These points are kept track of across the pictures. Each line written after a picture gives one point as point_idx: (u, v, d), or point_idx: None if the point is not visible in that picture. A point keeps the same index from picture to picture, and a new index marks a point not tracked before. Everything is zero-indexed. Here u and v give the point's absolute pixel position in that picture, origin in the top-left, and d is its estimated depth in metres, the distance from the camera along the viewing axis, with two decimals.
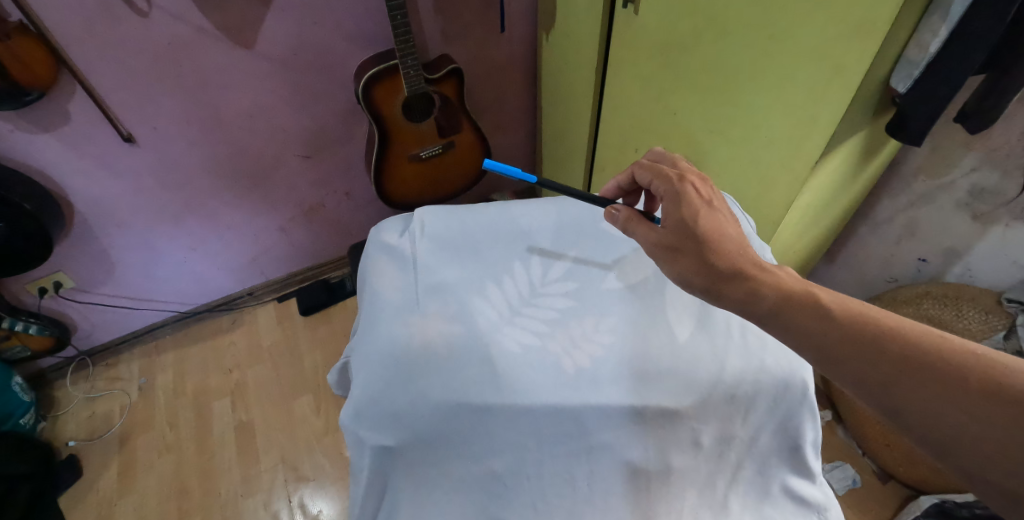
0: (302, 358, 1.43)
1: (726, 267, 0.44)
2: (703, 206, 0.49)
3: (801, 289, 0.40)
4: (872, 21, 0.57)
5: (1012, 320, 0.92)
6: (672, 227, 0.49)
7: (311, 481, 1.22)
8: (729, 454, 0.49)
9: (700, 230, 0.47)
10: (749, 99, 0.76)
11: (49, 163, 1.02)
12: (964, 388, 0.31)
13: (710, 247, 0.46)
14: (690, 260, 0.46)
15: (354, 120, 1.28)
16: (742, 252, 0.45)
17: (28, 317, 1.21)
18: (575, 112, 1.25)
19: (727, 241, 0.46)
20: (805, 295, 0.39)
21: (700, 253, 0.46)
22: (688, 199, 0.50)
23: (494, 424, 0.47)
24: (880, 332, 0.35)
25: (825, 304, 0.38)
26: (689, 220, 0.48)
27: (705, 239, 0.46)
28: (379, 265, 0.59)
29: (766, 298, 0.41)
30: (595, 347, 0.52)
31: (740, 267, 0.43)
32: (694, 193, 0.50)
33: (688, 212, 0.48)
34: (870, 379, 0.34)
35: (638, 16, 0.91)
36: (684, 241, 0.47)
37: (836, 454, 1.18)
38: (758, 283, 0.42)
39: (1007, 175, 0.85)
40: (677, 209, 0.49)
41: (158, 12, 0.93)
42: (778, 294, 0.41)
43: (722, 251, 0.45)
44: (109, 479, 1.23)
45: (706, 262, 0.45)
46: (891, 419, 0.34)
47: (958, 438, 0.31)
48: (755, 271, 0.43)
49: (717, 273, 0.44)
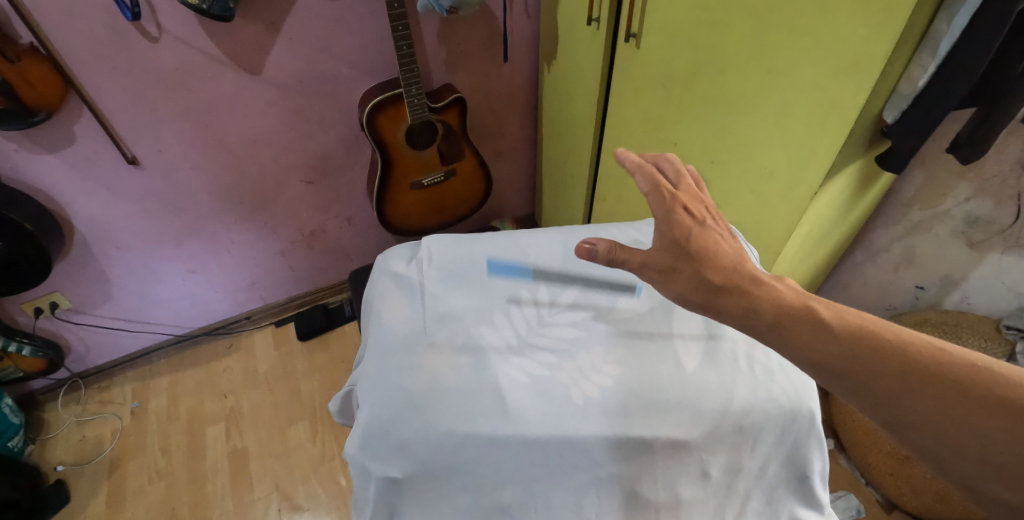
0: (299, 383, 1.42)
1: (721, 281, 0.43)
2: (694, 226, 0.46)
3: (802, 304, 0.39)
4: (868, 56, 0.59)
5: (1011, 347, 0.92)
6: (664, 247, 0.46)
7: (306, 510, 1.19)
8: (737, 485, 0.49)
9: (695, 249, 0.45)
10: (748, 131, 0.78)
11: (54, 184, 1.03)
12: (968, 399, 0.32)
13: (705, 266, 0.44)
14: (687, 279, 0.44)
15: (358, 146, 1.30)
16: (738, 267, 0.43)
17: (23, 338, 1.20)
18: (575, 141, 1.27)
19: (723, 259, 0.44)
20: (804, 310, 0.39)
21: (697, 273, 0.44)
22: (678, 219, 0.46)
23: (503, 455, 0.46)
24: (883, 346, 0.35)
25: (827, 318, 0.38)
26: (683, 240, 0.45)
27: (701, 258, 0.44)
28: (386, 293, 0.60)
29: (766, 312, 0.40)
30: (603, 377, 0.51)
31: (736, 282, 0.42)
32: (685, 211, 0.47)
33: (679, 232, 0.46)
34: (875, 394, 0.35)
35: (640, 50, 0.94)
36: (681, 260, 0.45)
37: (840, 484, 1.17)
38: (757, 298, 0.40)
39: (1000, 204, 0.87)
40: (668, 228, 0.46)
41: (168, 38, 0.95)
42: (777, 309, 0.39)
43: (716, 266, 0.43)
44: (97, 506, 1.20)
45: (704, 280, 0.43)
46: (893, 431, 0.35)
47: (964, 452, 0.32)
48: (753, 285, 0.41)
49: (714, 289, 0.43)
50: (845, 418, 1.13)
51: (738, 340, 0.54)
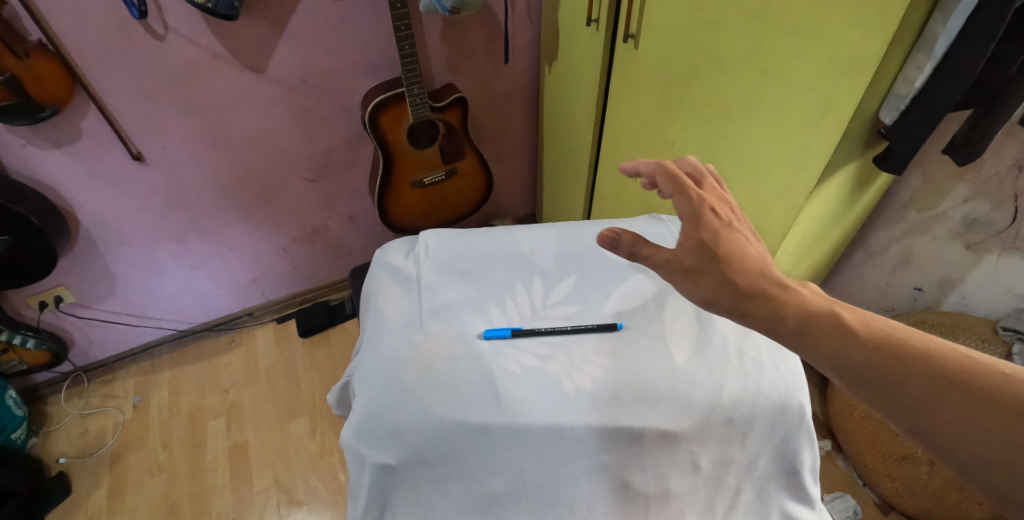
0: (299, 379, 1.43)
1: (747, 285, 0.42)
2: (722, 227, 0.47)
3: (824, 308, 0.39)
4: (862, 57, 0.60)
5: (1009, 348, 0.91)
6: (692, 247, 0.46)
7: (305, 505, 1.19)
8: (727, 478, 0.50)
9: (722, 250, 0.45)
10: (744, 132, 0.79)
11: (60, 178, 1.04)
12: (990, 405, 0.32)
13: (731, 267, 0.43)
14: (714, 279, 0.43)
15: (360, 144, 1.31)
16: (763, 270, 0.43)
17: (27, 331, 1.21)
18: (575, 141, 1.28)
19: (749, 261, 0.44)
20: (829, 315, 0.38)
21: (723, 273, 0.43)
22: (705, 221, 0.47)
23: (495, 443, 0.47)
24: (906, 352, 0.35)
25: (849, 322, 0.38)
26: (710, 241, 0.45)
27: (727, 260, 0.44)
28: (384, 285, 0.61)
29: (790, 317, 0.39)
30: (596, 369, 0.52)
31: (761, 285, 0.42)
32: (712, 212, 0.48)
33: (707, 232, 0.46)
34: (900, 400, 0.34)
35: (638, 50, 0.94)
36: (708, 260, 0.45)
37: (836, 485, 1.17)
38: (781, 302, 0.40)
39: (998, 206, 0.88)
40: (696, 228, 0.46)
41: (174, 36, 0.96)
42: (801, 313, 0.39)
43: (741, 268, 0.43)
44: (98, 498, 1.21)
45: (730, 281, 0.43)
46: (918, 439, 0.34)
47: (990, 460, 0.31)
48: (777, 289, 0.41)
49: (740, 291, 0.42)
50: (841, 419, 1.14)
51: (730, 334, 0.55)
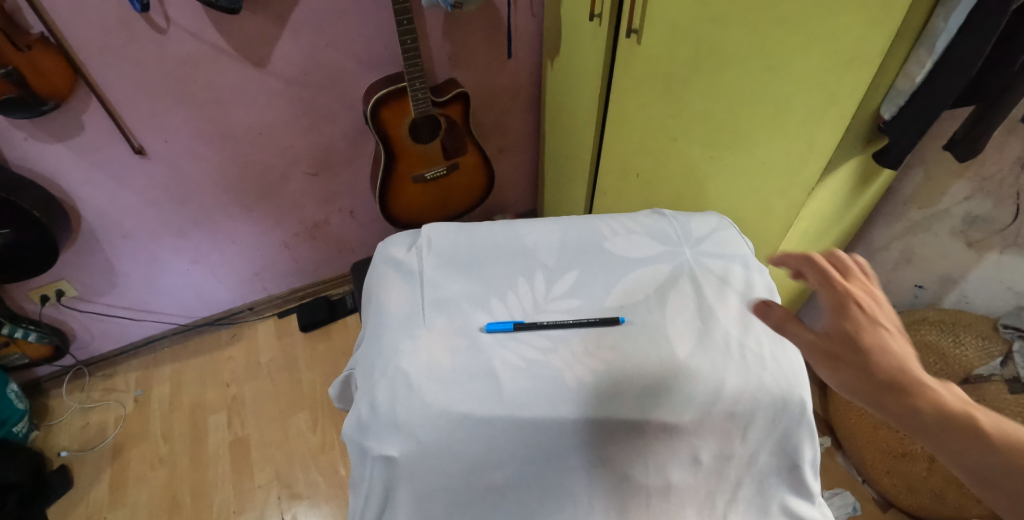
0: (300, 373, 1.43)
1: (886, 377, 0.36)
2: (874, 322, 0.40)
3: (975, 416, 0.34)
4: (864, 53, 0.60)
5: (1009, 346, 0.90)
6: (836, 339, 0.39)
7: (305, 498, 1.20)
8: (728, 472, 0.50)
9: (872, 347, 0.38)
10: (747, 128, 0.79)
11: (62, 172, 1.04)
12: None
13: (875, 361, 0.37)
14: (855, 371, 0.38)
15: (361, 139, 1.31)
16: (915, 371, 0.37)
17: (28, 324, 1.22)
18: (577, 137, 1.28)
19: (898, 358, 0.37)
20: (981, 428, 0.33)
21: (863, 365, 0.38)
22: (858, 317, 0.40)
23: (498, 437, 0.47)
24: None
25: (1006, 439, 0.32)
26: (860, 337, 0.39)
27: (870, 352, 0.38)
28: (386, 278, 0.61)
29: (932, 421, 0.34)
30: (597, 363, 0.52)
31: (902, 380, 0.36)
32: (868, 308, 0.41)
33: (856, 327, 0.39)
34: None
35: (641, 45, 0.94)
36: (852, 353, 0.38)
37: (836, 481, 1.17)
38: (924, 404, 0.35)
39: (999, 203, 0.87)
40: (849, 324, 0.39)
41: (176, 30, 0.96)
42: (944, 419, 0.34)
43: (891, 367, 0.37)
44: (100, 491, 1.21)
45: (870, 374, 0.37)
46: None
47: None
48: (920, 385, 0.36)
49: (879, 385, 0.36)
50: (841, 416, 1.14)
51: (731, 329, 0.55)
